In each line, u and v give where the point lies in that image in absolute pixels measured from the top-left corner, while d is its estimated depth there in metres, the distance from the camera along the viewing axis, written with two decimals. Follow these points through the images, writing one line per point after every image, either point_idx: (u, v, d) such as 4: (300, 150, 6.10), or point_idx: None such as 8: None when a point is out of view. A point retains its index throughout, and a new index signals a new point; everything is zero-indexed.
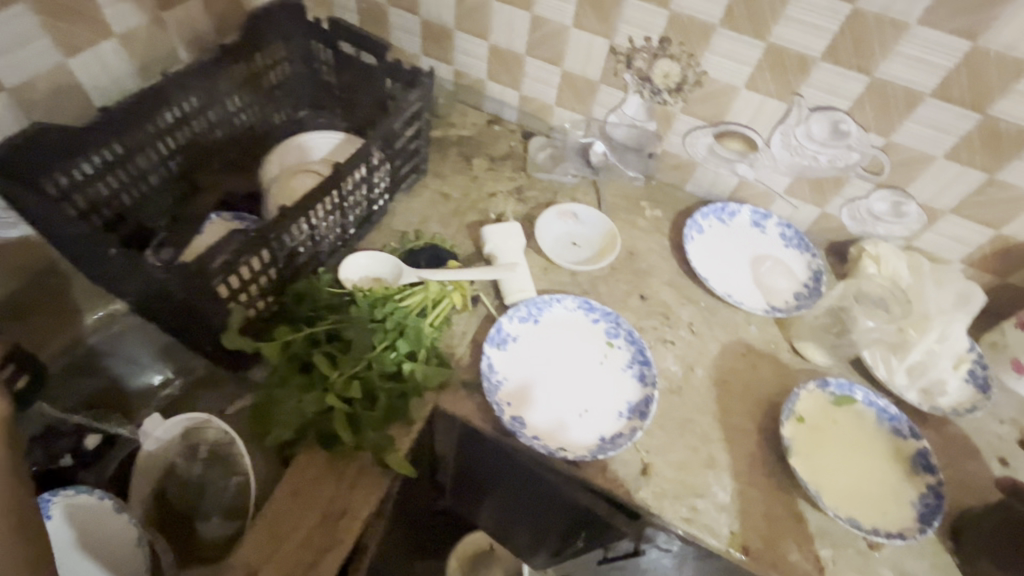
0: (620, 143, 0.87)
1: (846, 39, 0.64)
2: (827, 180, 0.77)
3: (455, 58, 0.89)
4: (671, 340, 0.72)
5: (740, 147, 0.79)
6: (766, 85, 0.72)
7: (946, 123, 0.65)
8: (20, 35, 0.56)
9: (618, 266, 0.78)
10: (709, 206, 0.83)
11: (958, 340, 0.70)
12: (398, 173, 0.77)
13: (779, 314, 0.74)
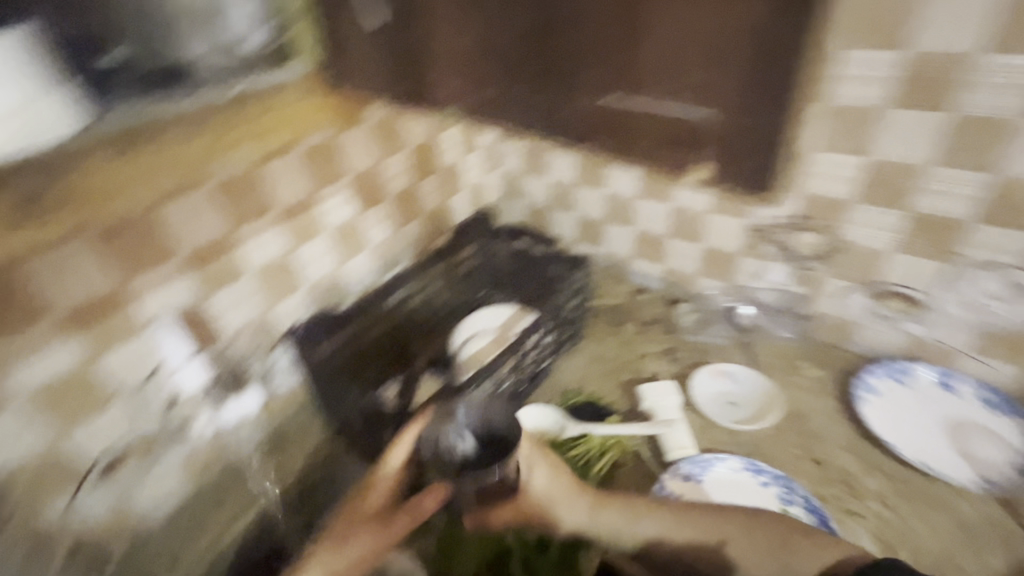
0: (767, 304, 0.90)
1: (998, 205, 0.66)
2: (1019, 340, 0.73)
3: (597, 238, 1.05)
4: (860, 512, 0.67)
5: (903, 305, 0.79)
6: (916, 248, 0.74)
7: None
8: (322, 251, 0.85)
9: (784, 428, 0.77)
10: (881, 365, 0.80)
11: None
12: (561, 338, 0.91)
13: (997, 490, 0.66)
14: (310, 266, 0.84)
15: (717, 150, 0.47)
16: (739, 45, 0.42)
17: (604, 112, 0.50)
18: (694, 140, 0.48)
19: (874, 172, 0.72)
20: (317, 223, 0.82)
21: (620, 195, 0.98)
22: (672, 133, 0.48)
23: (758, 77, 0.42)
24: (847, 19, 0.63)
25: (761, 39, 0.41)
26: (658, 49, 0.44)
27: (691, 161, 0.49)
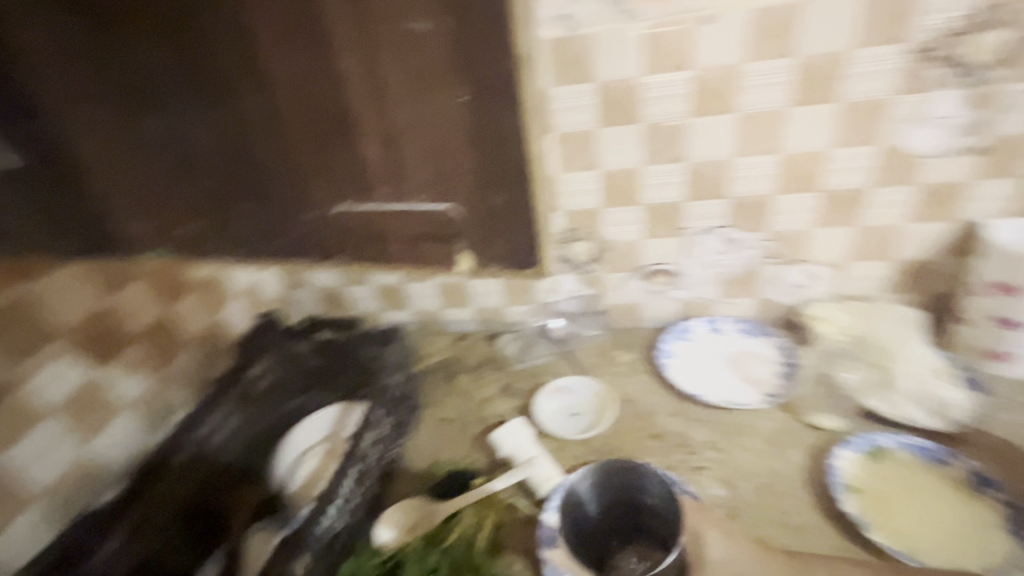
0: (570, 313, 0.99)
1: (698, 184, 0.83)
2: (745, 277, 0.91)
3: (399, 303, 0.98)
4: (701, 466, 0.76)
5: (666, 278, 0.93)
6: (658, 232, 0.89)
7: (802, 207, 0.83)
8: (48, 443, 0.68)
9: (623, 418, 0.84)
10: (669, 331, 0.94)
11: (928, 357, 0.79)
12: (398, 420, 0.83)
13: (778, 399, 0.82)
14: (35, 466, 0.67)
15: (468, 240, 0.58)
16: (453, 162, 0.53)
17: (359, 228, 0.57)
18: (448, 237, 0.58)
19: (608, 182, 0.84)
20: (30, 414, 0.66)
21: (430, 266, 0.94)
22: (426, 232, 0.58)
23: (480, 187, 0.54)
24: (547, 62, 0.74)
25: (469, 157, 0.52)
26: (389, 171, 0.54)
27: (450, 254, 0.59)
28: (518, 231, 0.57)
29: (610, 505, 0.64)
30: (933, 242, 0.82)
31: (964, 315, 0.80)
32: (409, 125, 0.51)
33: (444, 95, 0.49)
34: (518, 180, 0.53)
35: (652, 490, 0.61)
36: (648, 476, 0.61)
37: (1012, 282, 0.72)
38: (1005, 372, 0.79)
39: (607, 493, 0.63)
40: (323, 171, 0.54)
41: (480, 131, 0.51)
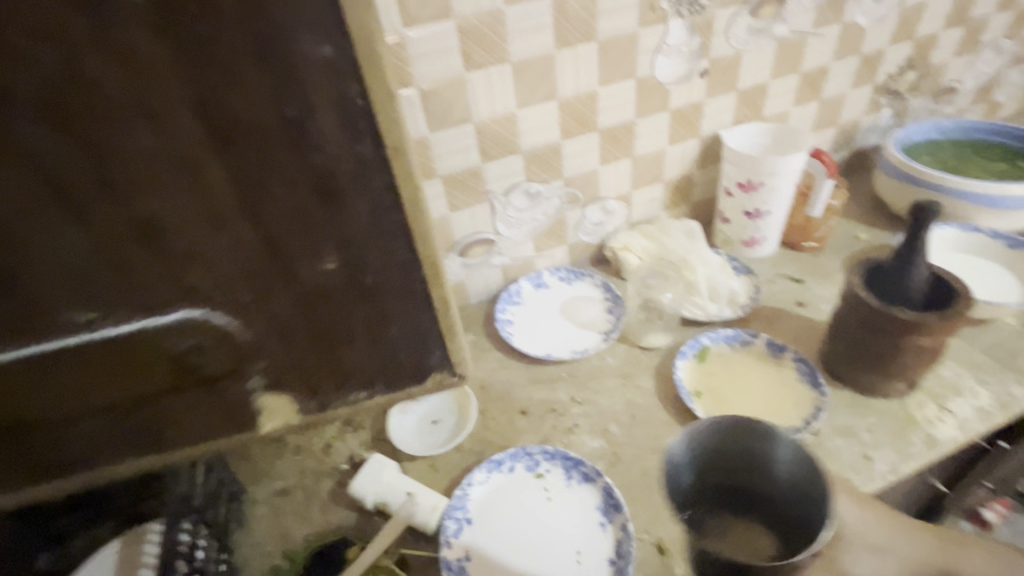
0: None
1: (489, 143, 0.78)
2: (554, 227, 0.92)
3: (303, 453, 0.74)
4: (575, 424, 0.73)
5: (483, 248, 0.88)
6: (463, 200, 0.82)
7: (585, 147, 0.85)
8: None
9: (484, 406, 0.77)
10: (500, 300, 0.91)
11: (711, 256, 0.89)
12: (219, 523, 0.62)
13: (615, 333, 0.84)
14: None
15: (278, 360, 0.39)
16: (227, 234, 0.33)
17: (75, 394, 0.35)
18: (236, 369, 0.38)
19: None
20: None
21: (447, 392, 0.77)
22: (213, 355, 0.37)
23: (292, 257, 0.35)
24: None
25: (248, 237, 0.33)
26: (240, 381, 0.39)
27: (250, 397, 0.40)
28: (392, 312, 0.40)
29: (722, 470, 0.51)
30: (689, 159, 0.94)
31: (725, 215, 0.94)
32: (107, 190, 0.29)
33: (161, 124, 0.29)
34: (352, 232, 0.35)
35: (780, 459, 0.48)
36: (778, 442, 0.47)
37: (752, 179, 0.86)
38: (761, 253, 0.95)
39: (709, 456, 0.50)
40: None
41: (265, 172, 0.32)
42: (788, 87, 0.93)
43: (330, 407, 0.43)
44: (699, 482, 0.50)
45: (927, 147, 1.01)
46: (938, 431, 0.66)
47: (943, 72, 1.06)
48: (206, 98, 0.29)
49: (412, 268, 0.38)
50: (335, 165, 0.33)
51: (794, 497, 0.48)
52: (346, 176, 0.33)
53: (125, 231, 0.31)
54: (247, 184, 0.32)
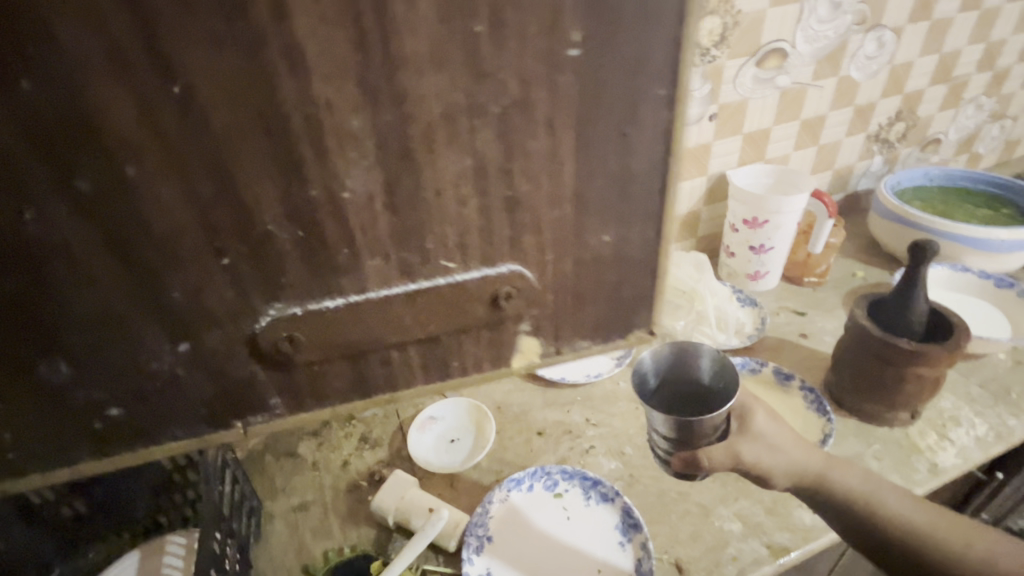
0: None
1: None
2: None
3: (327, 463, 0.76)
4: (590, 444, 0.75)
5: None
6: None
7: None
8: None
9: (501, 426, 0.79)
10: None
11: (719, 287, 0.93)
12: (241, 531, 0.63)
13: (627, 358, 0.87)
14: None
15: (546, 314, 0.39)
16: (525, 216, 0.34)
17: (355, 352, 0.36)
18: (518, 314, 0.38)
19: None
20: None
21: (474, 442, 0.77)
22: (449, 313, 0.36)
23: (523, 253, 0.35)
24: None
25: (548, 196, 0.33)
26: (522, 309, 0.38)
27: (513, 341, 0.40)
28: (630, 282, 0.39)
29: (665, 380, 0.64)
30: (698, 196, 1.00)
31: (731, 249, 0.99)
32: (444, 166, 0.31)
33: (510, 119, 0.30)
34: (633, 212, 0.36)
35: (704, 367, 0.62)
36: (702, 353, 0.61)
37: (757, 217, 0.91)
38: (763, 286, 1.00)
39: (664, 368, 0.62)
40: (273, 276, 0.32)
41: (585, 160, 0.33)
42: (789, 132, 1.00)
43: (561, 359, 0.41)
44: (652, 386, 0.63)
45: (916, 192, 1.07)
46: (941, 459, 0.68)
47: (928, 124, 1.14)
48: (543, 104, 0.30)
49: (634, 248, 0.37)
50: (633, 162, 0.34)
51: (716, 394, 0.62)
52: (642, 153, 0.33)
53: (439, 213, 0.32)
54: (561, 168, 0.32)
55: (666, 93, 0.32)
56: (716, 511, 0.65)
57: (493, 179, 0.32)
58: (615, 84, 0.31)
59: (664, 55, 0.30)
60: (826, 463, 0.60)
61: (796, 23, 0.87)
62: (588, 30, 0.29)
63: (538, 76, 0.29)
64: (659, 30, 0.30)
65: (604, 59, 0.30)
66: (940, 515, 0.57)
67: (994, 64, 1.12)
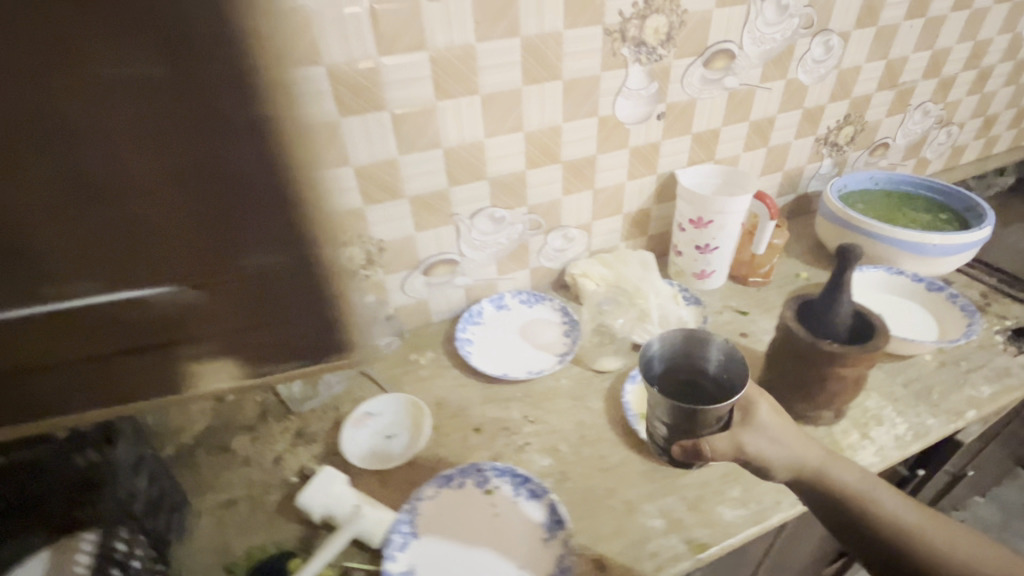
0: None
1: (456, 167, 0.82)
2: (516, 251, 0.96)
3: (259, 457, 0.75)
4: (525, 441, 0.75)
5: (447, 268, 0.92)
6: (431, 221, 0.86)
7: (547, 177, 0.89)
8: None
9: (438, 422, 0.79)
10: (460, 320, 0.95)
11: (663, 287, 0.94)
12: (159, 528, 0.62)
13: (569, 356, 0.88)
14: None
15: (221, 334, 0.44)
16: (160, 205, 0.38)
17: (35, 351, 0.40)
18: (189, 346, 0.43)
19: (365, 178, 0.77)
20: None
21: (412, 433, 0.77)
22: (148, 377, 0.44)
23: (175, 276, 0.41)
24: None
25: (169, 196, 0.37)
26: (211, 325, 0.43)
27: (201, 368, 0.45)
28: (301, 309, 0.45)
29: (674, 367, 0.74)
30: (647, 194, 1.00)
31: (678, 248, 1.00)
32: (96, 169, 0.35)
33: (120, 142, 0.35)
34: (278, 227, 0.41)
35: (712, 360, 0.72)
36: (710, 344, 0.71)
37: (702, 216, 0.92)
38: (710, 285, 1.01)
39: (670, 356, 0.73)
40: None
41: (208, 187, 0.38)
42: (737, 133, 1.01)
43: (262, 378, 0.47)
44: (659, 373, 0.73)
45: (861, 195, 1.10)
46: (860, 457, 0.70)
47: (877, 129, 1.16)
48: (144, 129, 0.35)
49: (301, 278, 0.44)
50: (250, 168, 0.38)
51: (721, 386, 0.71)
52: (250, 169, 0.38)
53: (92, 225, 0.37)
54: (188, 193, 0.38)
55: (258, 118, 0.37)
56: (641, 507, 0.66)
57: (129, 197, 0.37)
58: (193, 121, 0.35)
59: (246, 100, 0.36)
60: (824, 459, 0.62)
61: (743, 24, 0.87)
62: (162, 65, 0.33)
63: (122, 102, 0.33)
64: (227, 66, 0.35)
65: (207, 108, 0.35)
66: (949, 532, 0.58)
67: (940, 71, 1.14)
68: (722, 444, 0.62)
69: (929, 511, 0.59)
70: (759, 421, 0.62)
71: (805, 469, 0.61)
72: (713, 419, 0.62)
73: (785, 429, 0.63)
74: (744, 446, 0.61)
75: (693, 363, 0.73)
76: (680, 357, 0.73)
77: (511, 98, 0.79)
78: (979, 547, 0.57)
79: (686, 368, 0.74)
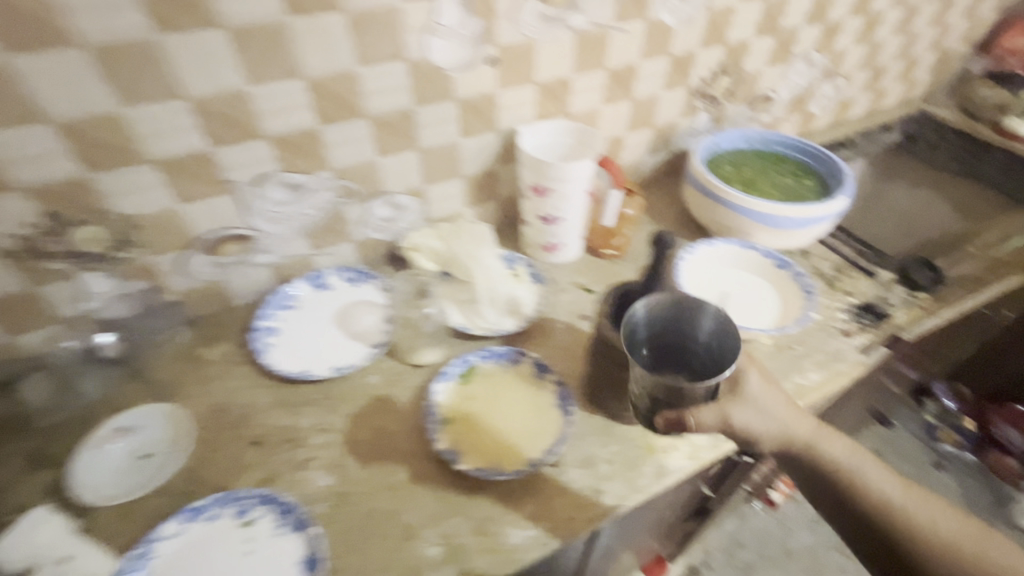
0: (146, 326, 0.76)
1: (215, 123, 0.65)
2: (330, 222, 0.81)
3: None
4: (309, 455, 0.65)
5: (239, 245, 0.76)
6: (197, 190, 0.69)
7: (353, 136, 0.73)
8: None
9: (213, 435, 0.67)
10: (265, 305, 0.81)
11: (496, 266, 0.82)
12: None
13: (382, 348, 0.77)
14: None
15: None
16: None
17: None
18: None
19: (78, 139, 0.59)
20: None
21: (172, 451, 0.65)
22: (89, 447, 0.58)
23: None
24: (53, 83, 0.55)
25: None
26: None
27: None
28: None
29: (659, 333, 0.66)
30: (489, 154, 0.86)
31: (524, 217, 0.88)
32: None
33: None
34: None
35: (705, 327, 0.63)
36: (702, 311, 0.63)
37: (542, 184, 0.80)
38: (561, 258, 0.91)
39: (658, 319, 0.64)
40: None
41: None
42: (593, 83, 0.87)
43: None
44: (642, 338, 0.65)
45: (733, 156, 1.01)
46: (672, 460, 0.65)
47: (756, 81, 1.06)
48: None
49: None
50: None
51: (712, 355, 0.64)
52: None
53: None
54: None
55: None
56: (421, 532, 0.59)
57: None
58: None
59: None
60: (813, 432, 0.62)
61: None
62: None
63: None
64: None
65: None
66: (924, 500, 0.60)
67: (825, 17, 1.04)
68: (710, 416, 0.57)
69: (906, 480, 0.61)
70: (749, 394, 0.60)
71: (795, 442, 0.61)
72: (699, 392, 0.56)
73: (776, 400, 0.62)
74: (731, 418, 0.58)
75: (683, 329, 0.65)
76: (669, 320, 0.65)
77: (275, 35, 0.61)
78: (955, 522, 0.58)
79: (677, 332, 0.65)
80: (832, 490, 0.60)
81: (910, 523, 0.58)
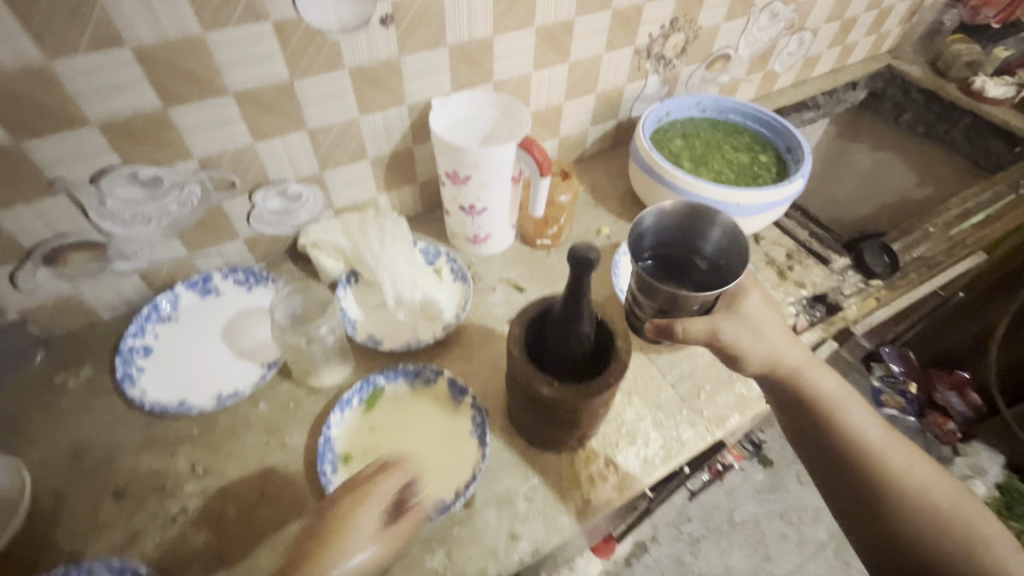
0: None
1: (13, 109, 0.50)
2: (207, 219, 0.68)
3: None
4: (182, 506, 0.56)
5: (89, 253, 0.63)
6: (11, 193, 0.55)
7: (217, 117, 0.60)
8: None
9: (66, 486, 0.57)
10: (135, 321, 0.68)
11: (411, 265, 0.72)
12: None
13: (275, 368, 0.66)
14: None
15: None
16: None
17: None
18: None
19: None
20: None
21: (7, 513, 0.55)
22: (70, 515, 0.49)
23: None
24: (69, 152, 0.55)
25: None
26: None
27: None
28: None
29: (667, 240, 0.68)
30: (399, 133, 0.73)
31: (445, 205, 0.77)
32: None
33: None
34: None
35: (713, 240, 0.64)
36: (714, 226, 0.63)
37: (458, 171, 0.68)
38: (489, 249, 0.80)
39: (671, 226, 0.66)
40: None
41: None
42: (521, 45, 0.73)
43: None
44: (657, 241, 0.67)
45: (684, 126, 0.90)
46: (598, 493, 0.59)
47: (714, 37, 0.94)
48: None
49: None
50: None
51: (716, 267, 0.65)
52: None
53: None
54: None
55: None
56: None
57: None
58: None
59: None
60: (805, 363, 0.58)
61: None
62: None
63: None
64: None
65: None
66: (907, 452, 0.54)
67: None
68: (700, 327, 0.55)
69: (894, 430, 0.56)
70: (745, 311, 0.58)
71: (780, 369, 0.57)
72: (694, 304, 0.58)
73: (772, 321, 0.59)
74: (722, 330, 0.55)
75: (692, 242, 0.66)
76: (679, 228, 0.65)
77: None
78: (934, 471, 0.53)
79: (683, 244, 0.67)
80: (818, 427, 0.56)
81: (880, 460, 0.53)
